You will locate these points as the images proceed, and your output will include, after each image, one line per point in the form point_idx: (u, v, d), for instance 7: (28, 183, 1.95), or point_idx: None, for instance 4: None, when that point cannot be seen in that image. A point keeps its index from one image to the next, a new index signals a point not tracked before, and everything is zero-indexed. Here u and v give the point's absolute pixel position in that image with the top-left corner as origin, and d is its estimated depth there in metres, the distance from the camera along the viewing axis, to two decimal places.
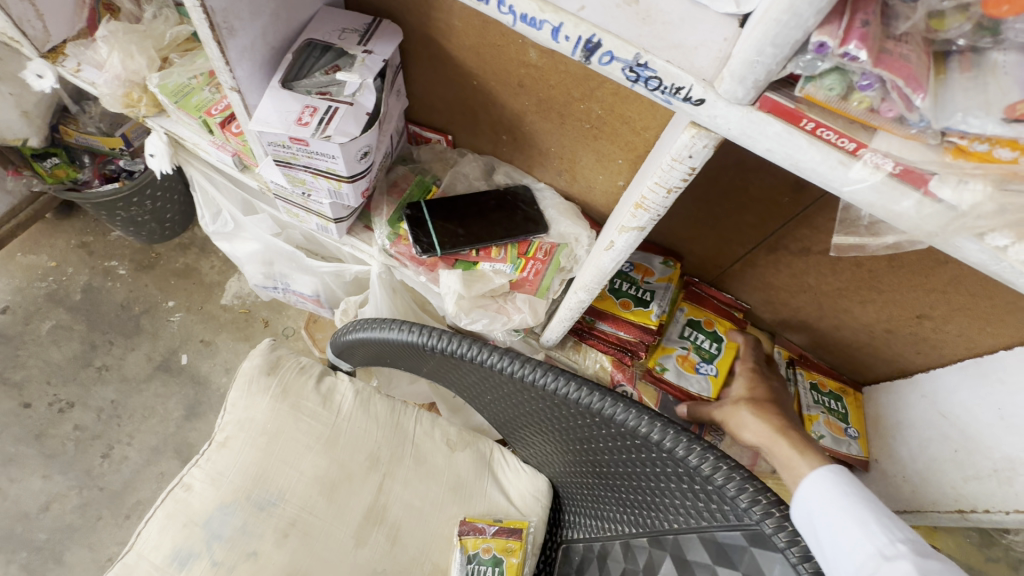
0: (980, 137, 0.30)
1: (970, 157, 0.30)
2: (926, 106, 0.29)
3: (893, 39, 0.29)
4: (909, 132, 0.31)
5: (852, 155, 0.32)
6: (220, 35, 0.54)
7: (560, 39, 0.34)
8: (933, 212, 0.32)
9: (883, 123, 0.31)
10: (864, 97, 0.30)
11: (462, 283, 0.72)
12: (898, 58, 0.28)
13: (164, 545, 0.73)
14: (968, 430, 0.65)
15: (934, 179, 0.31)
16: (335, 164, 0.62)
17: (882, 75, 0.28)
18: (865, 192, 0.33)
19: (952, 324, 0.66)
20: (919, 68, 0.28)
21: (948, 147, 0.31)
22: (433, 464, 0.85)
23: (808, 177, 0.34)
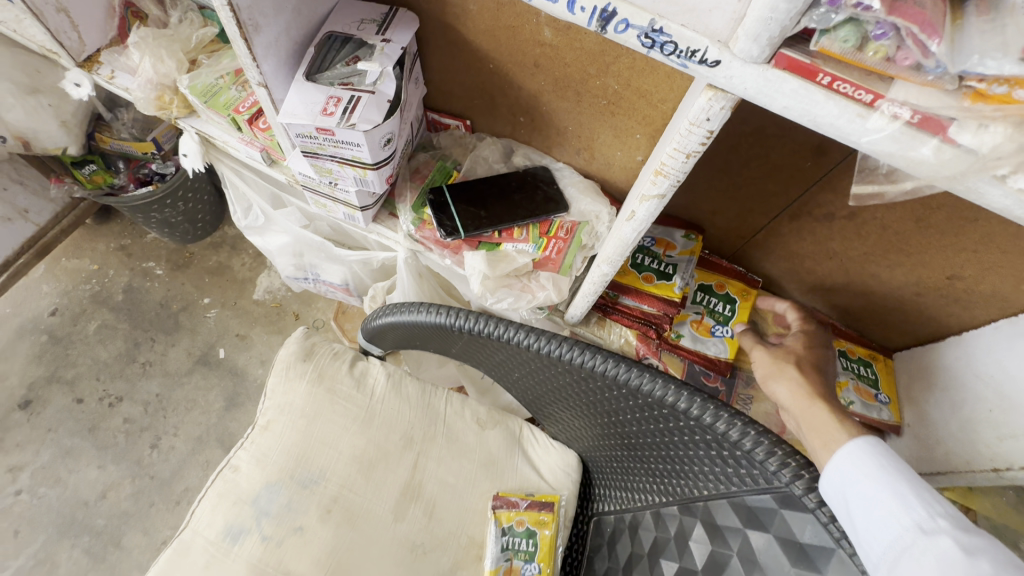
0: (999, 80, 0.29)
1: (989, 100, 0.30)
2: (942, 51, 0.29)
3: None
4: (925, 79, 0.31)
5: (869, 106, 0.32)
6: (247, 32, 0.57)
7: (576, 11, 0.35)
8: (953, 156, 0.33)
9: (899, 72, 0.31)
10: (879, 46, 0.30)
11: (486, 263, 0.73)
12: (913, 5, 0.28)
13: (217, 522, 0.78)
14: (1003, 389, 0.63)
15: (954, 125, 0.32)
16: (359, 152, 0.64)
17: (897, 23, 0.29)
18: (885, 141, 0.33)
19: (985, 284, 0.65)
20: (933, 14, 0.29)
21: (964, 93, 0.31)
22: (465, 443, 0.88)
23: (827, 133, 0.35)
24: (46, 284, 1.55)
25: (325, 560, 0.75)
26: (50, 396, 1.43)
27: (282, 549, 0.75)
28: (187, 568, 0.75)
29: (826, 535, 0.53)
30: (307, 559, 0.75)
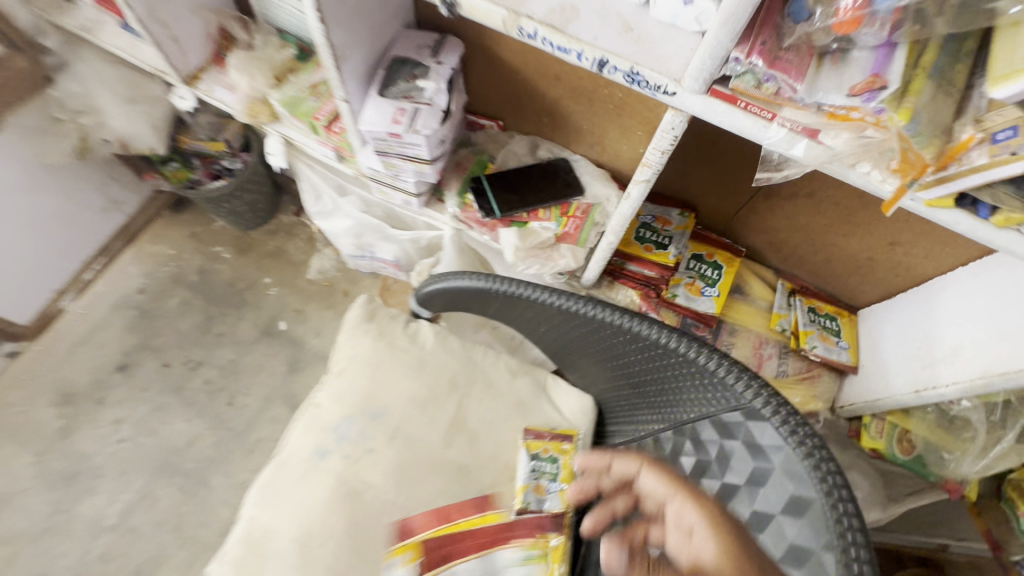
0: (841, 107, 0.55)
1: (838, 118, 0.56)
2: (803, 91, 0.55)
3: (784, 50, 0.54)
4: (799, 105, 0.57)
5: (769, 121, 0.58)
6: (338, 63, 0.75)
7: (581, 59, 0.52)
8: (819, 150, 0.60)
9: (784, 101, 0.56)
10: (768, 87, 0.56)
11: (518, 237, 0.91)
12: (784, 62, 0.54)
13: (306, 444, 0.99)
14: (931, 331, 0.74)
15: (821, 132, 0.58)
16: (420, 151, 0.82)
17: (777, 73, 0.53)
18: (777, 141, 0.60)
19: (919, 249, 0.76)
20: (797, 68, 0.54)
21: (825, 114, 0.56)
22: (500, 387, 1.07)
23: (742, 134, 0.61)
24: (132, 267, 1.78)
25: (392, 472, 0.96)
26: (142, 361, 1.68)
27: (358, 465, 0.96)
28: (286, 479, 0.96)
29: (777, 436, 0.69)
30: (379, 472, 0.95)
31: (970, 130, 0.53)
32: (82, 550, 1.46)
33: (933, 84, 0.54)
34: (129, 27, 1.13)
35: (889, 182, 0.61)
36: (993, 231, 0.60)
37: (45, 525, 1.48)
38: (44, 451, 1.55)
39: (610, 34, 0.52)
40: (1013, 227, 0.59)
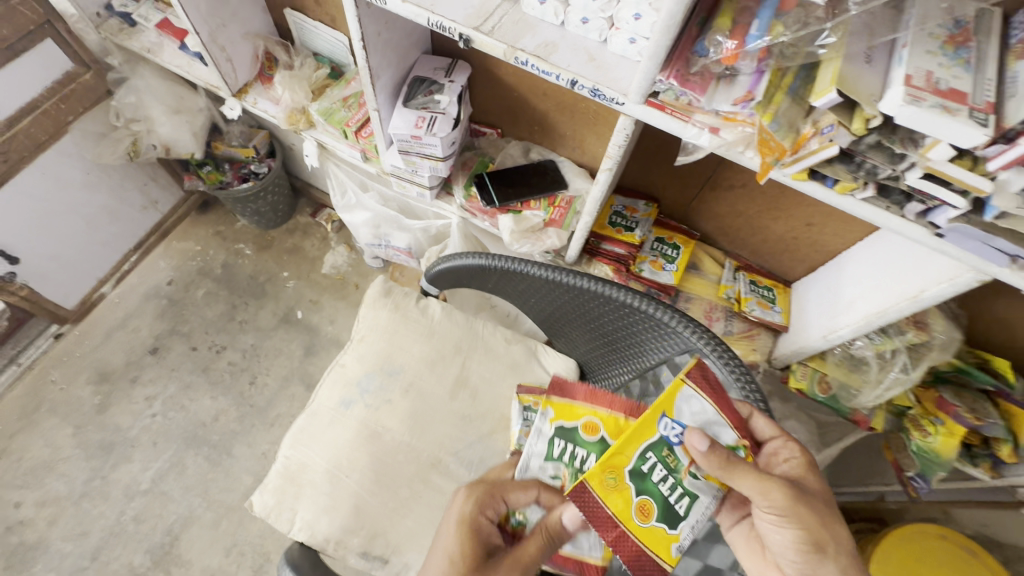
0: (733, 112, 0.64)
1: (730, 120, 0.65)
2: (705, 101, 0.65)
3: (691, 73, 0.65)
4: (704, 111, 0.66)
5: (685, 121, 0.68)
6: (373, 80, 0.96)
7: (559, 79, 0.73)
8: (719, 142, 0.68)
9: (694, 109, 0.66)
10: (682, 98, 0.66)
11: (513, 222, 1.11)
12: (691, 83, 0.64)
13: (334, 396, 1.17)
14: (836, 291, 0.95)
15: (722, 129, 0.67)
16: (435, 150, 1.03)
17: (689, 90, 0.65)
18: (693, 137, 0.69)
19: (829, 229, 0.96)
20: (701, 84, 0.65)
21: (722, 116, 0.65)
22: (497, 352, 1.26)
23: (669, 131, 0.71)
24: (163, 261, 1.96)
25: (406, 418, 1.14)
26: (172, 344, 1.85)
27: (378, 412, 1.14)
28: (317, 424, 1.14)
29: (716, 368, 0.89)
30: (395, 418, 1.14)
31: (809, 124, 0.61)
32: (118, 512, 1.61)
33: (789, 98, 0.62)
34: (186, 49, 1.34)
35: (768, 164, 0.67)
36: (838, 200, 0.66)
37: (84, 489, 1.63)
38: (83, 423, 1.71)
39: (579, 63, 0.73)
40: (851, 194, 0.65)
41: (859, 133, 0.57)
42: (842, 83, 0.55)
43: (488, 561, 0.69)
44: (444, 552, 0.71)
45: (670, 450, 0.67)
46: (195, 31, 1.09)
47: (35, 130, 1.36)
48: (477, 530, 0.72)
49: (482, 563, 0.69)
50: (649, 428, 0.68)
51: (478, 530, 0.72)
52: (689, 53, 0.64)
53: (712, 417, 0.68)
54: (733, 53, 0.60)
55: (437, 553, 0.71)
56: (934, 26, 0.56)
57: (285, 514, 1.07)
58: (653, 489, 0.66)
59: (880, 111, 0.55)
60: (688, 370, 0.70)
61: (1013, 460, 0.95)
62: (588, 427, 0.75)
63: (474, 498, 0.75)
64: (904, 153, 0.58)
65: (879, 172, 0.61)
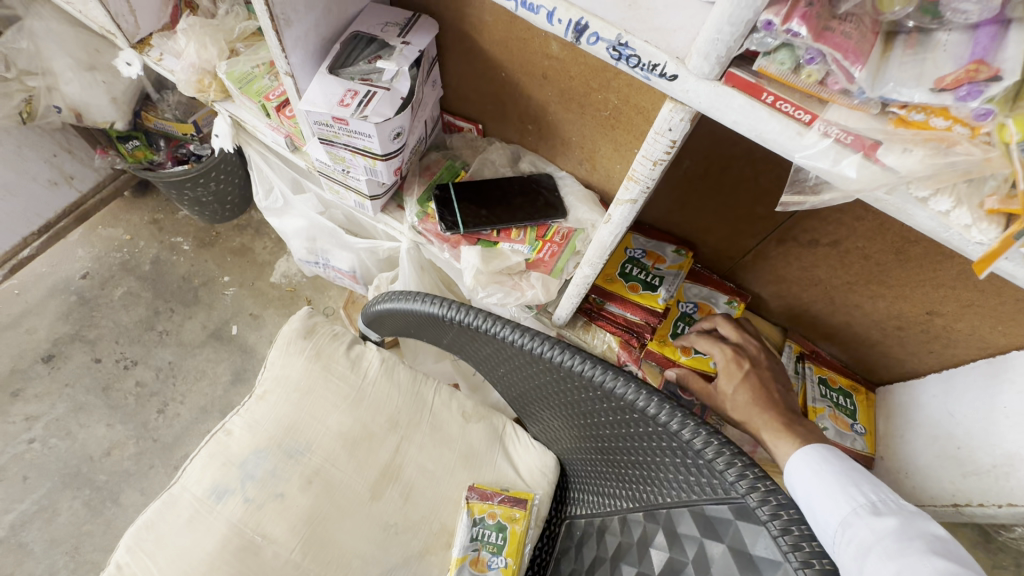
0: (916, 107, 0.32)
1: (909, 126, 0.33)
2: (863, 78, 0.32)
3: (838, 18, 0.32)
4: (852, 103, 0.33)
5: (807, 126, 0.35)
6: (279, 25, 0.62)
7: (554, 22, 0.39)
8: (880, 177, 0.35)
9: (831, 95, 0.34)
10: (811, 71, 0.33)
11: (480, 259, 0.76)
12: (839, 36, 0.31)
13: (205, 479, 0.82)
14: (973, 428, 0.60)
15: (882, 146, 0.34)
16: (370, 143, 0.68)
17: (825, 50, 0.31)
18: (817, 158, 0.36)
19: (964, 322, 0.62)
20: (860, 44, 0.31)
21: (889, 118, 0.34)
22: (447, 433, 0.91)
23: (771, 149, 0.38)
24: (80, 249, 1.63)
25: (300, 525, 0.79)
26: (72, 353, 1.51)
27: (261, 512, 0.79)
28: (173, 521, 0.79)
29: (777, 550, 0.51)
30: (285, 524, 0.79)
31: None
32: None
33: None
34: None
35: (977, 231, 0.35)
36: None
37: None
38: None
39: None
40: None
41: None
42: None
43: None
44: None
45: (691, 317, 0.78)
46: None
47: None
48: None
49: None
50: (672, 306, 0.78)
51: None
52: None
53: (710, 295, 0.79)
54: None
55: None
56: None
57: None
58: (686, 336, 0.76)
59: None
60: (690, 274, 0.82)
61: None
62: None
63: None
64: None
65: None
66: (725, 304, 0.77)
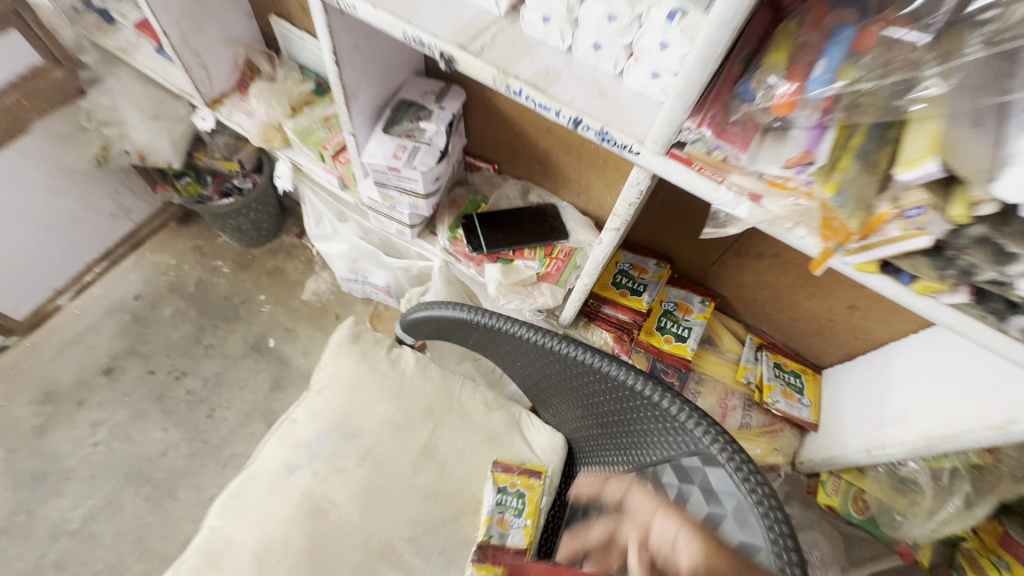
0: (782, 176, 0.49)
1: (778, 187, 0.49)
2: (747, 158, 0.50)
3: (730, 121, 0.50)
4: (745, 172, 0.51)
5: (719, 183, 0.53)
6: (349, 100, 0.82)
7: (558, 116, 0.57)
8: (762, 214, 0.53)
9: (731, 167, 0.51)
10: (717, 153, 0.51)
11: (501, 272, 0.95)
12: (731, 134, 0.49)
13: (278, 458, 1.00)
14: (885, 393, 0.77)
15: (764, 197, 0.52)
16: (415, 185, 0.88)
17: (723, 143, 0.50)
18: (727, 203, 0.54)
19: (876, 313, 0.80)
20: (743, 137, 0.49)
21: (767, 181, 0.50)
22: (474, 418, 1.09)
23: (698, 196, 0.56)
24: (132, 273, 1.82)
25: (358, 492, 0.97)
26: (129, 366, 1.69)
27: (325, 483, 0.97)
28: (254, 491, 0.97)
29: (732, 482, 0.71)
30: (346, 492, 0.97)
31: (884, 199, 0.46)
32: (40, 554, 1.43)
33: (861, 162, 0.45)
34: (162, 52, 1.22)
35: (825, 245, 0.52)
36: (914, 301, 0.50)
37: (5, 524, 1.45)
38: (18, 447, 1.54)
39: (586, 98, 0.57)
40: (934, 296, 0.49)
41: (960, 221, 0.42)
42: (944, 151, 0.40)
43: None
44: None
45: (672, 315, 0.96)
46: (162, 32, 0.97)
47: None
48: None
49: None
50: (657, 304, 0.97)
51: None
52: (726, 96, 0.50)
53: (687, 296, 0.98)
54: (785, 100, 0.45)
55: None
56: None
57: None
58: (668, 329, 0.95)
59: (994, 195, 0.40)
60: (671, 279, 1.01)
61: None
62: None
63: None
64: (1019, 253, 0.42)
65: (976, 274, 0.45)
66: (699, 303, 0.97)
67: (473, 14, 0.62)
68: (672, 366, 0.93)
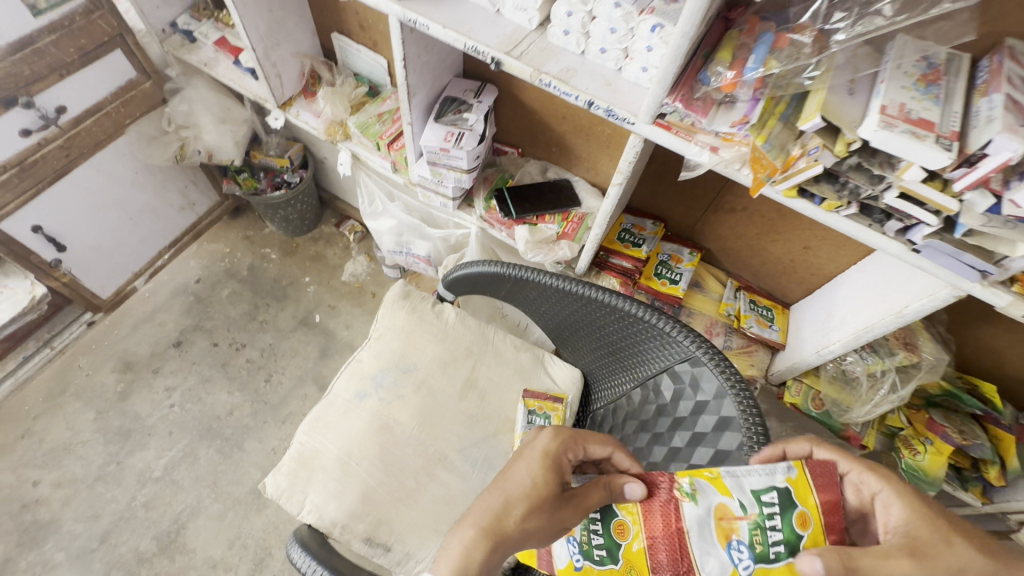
0: (730, 133, 0.72)
1: (728, 140, 0.73)
2: (707, 122, 0.72)
3: (695, 97, 0.73)
4: (706, 131, 0.74)
5: (689, 141, 0.76)
6: (410, 96, 1.06)
7: (577, 100, 0.81)
8: (719, 161, 0.75)
9: (696, 129, 0.74)
10: (687, 120, 0.75)
11: (528, 233, 1.18)
12: (694, 106, 0.72)
13: (349, 389, 1.23)
14: (829, 310, 1.00)
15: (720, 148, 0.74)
16: (460, 162, 1.11)
17: (689, 112, 0.73)
18: (695, 155, 0.76)
19: (825, 251, 1.03)
20: (703, 108, 0.72)
21: (721, 137, 0.73)
22: (505, 358, 1.32)
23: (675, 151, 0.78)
24: (193, 260, 2.06)
25: (417, 413, 1.20)
26: (195, 340, 1.93)
27: (390, 406, 1.20)
28: (333, 413, 1.20)
29: (714, 373, 0.94)
30: (407, 413, 1.20)
31: (798, 147, 0.69)
32: (130, 496, 1.66)
33: (783, 123, 0.70)
34: (239, 64, 1.47)
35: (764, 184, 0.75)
36: (825, 217, 0.72)
37: (99, 472, 1.69)
38: (104, 409, 1.78)
39: (597, 87, 0.81)
40: (837, 212, 0.72)
41: (842, 155, 0.64)
42: (826, 110, 0.63)
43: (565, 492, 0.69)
44: (457, 548, 0.65)
45: (666, 263, 1.19)
46: (252, 48, 1.21)
47: (95, 130, 1.47)
48: (560, 464, 0.71)
49: (561, 496, 0.68)
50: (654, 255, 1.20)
51: (560, 467, 0.71)
52: (693, 81, 0.73)
53: (678, 248, 1.21)
54: (729, 81, 0.68)
55: (519, 473, 0.69)
56: (910, 66, 0.65)
57: (296, 496, 1.12)
58: (664, 274, 1.18)
59: (860, 136, 0.62)
60: (666, 236, 1.24)
61: (999, 482, 0.98)
62: (800, 516, 0.59)
63: (561, 438, 0.73)
64: (883, 174, 0.65)
65: (861, 191, 0.68)
66: (688, 253, 1.20)
67: (512, 29, 0.86)
68: (667, 303, 1.16)
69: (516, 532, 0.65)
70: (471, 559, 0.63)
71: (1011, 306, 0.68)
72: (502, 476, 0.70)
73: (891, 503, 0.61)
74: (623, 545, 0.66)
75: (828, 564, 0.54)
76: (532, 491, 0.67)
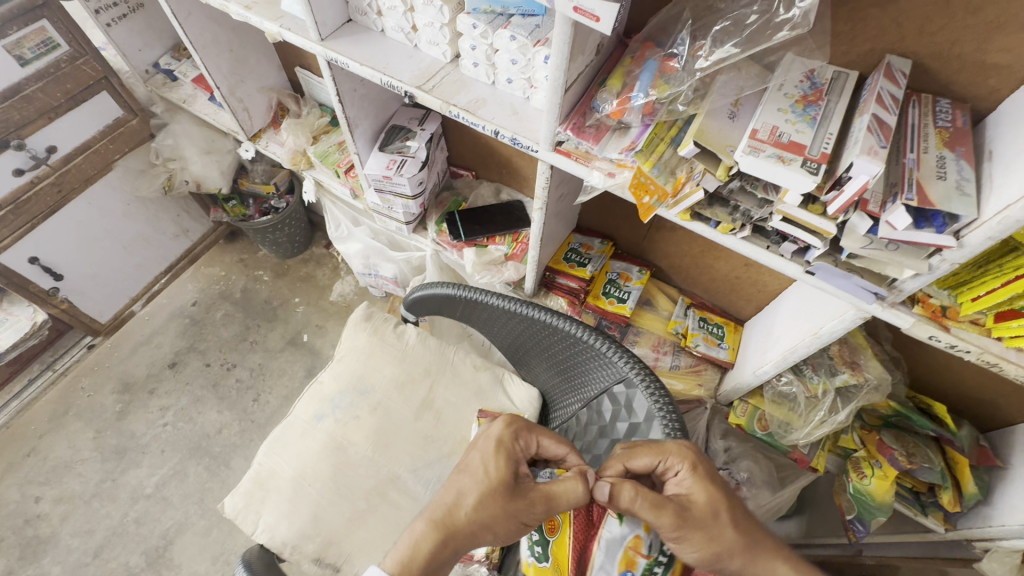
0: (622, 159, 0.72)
1: (622, 166, 0.72)
2: (598, 149, 0.73)
3: (588, 124, 0.74)
4: (599, 158, 0.74)
5: (587, 167, 0.76)
6: (351, 128, 1.09)
7: (485, 129, 0.82)
8: (612, 185, 0.74)
9: (591, 155, 0.75)
10: (582, 147, 0.75)
11: (475, 255, 1.21)
12: (586, 134, 0.74)
13: (308, 410, 1.26)
14: (769, 329, 0.98)
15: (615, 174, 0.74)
16: (404, 188, 1.14)
17: (581, 139, 0.74)
18: (593, 181, 0.76)
19: (765, 268, 1.01)
20: (595, 135, 0.73)
21: (615, 164, 0.73)
22: (463, 377, 1.33)
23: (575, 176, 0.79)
24: (190, 283, 2.17)
25: (371, 434, 1.22)
26: (189, 360, 2.01)
27: (346, 427, 1.23)
28: (291, 435, 1.23)
29: (645, 396, 0.94)
30: (362, 433, 1.22)
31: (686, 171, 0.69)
32: (123, 513, 1.73)
33: (673, 149, 0.70)
34: (213, 100, 1.58)
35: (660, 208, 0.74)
36: (722, 239, 0.72)
37: (96, 489, 1.77)
38: (103, 428, 1.87)
39: (504, 116, 0.82)
40: (733, 234, 0.71)
41: (723, 180, 0.64)
42: (699, 134, 0.63)
43: (521, 483, 0.70)
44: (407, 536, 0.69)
45: (614, 281, 1.19)
46: (216, 85, 1.27)
47: (85, 166, 1.57)
48: (515, 453, 0.73)
49: (515, 484, 0.70)
50: (602, 274, 1.20)
51: (514, 455, 0.73)
52: (588, 108, 0.74)
53: (627, 266, 1.21)
54: (615, 108, 0.69)
55: (472, 459, 0.73)
56: (791, 87, 0.63)
57: (250, 517, 1.16)
58: (612, 292, 1.17)
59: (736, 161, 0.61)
60: (614, 253, 1.24)
61: (954, 508, 0.93)
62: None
63: (512, 426, 0.75)
64: (769, 197, 0.64)
65: (752, 214, 0.68)
66: (637, 271, 1.19)
67: (428, 63, 0.89)
68: (614, 321, 1.16)
69: (465, 525, 0.67)
70: (419, 545, 0.67)
71: (915, 327, 0.65)
72: (457, 466, 0.73)
73: (682, 470, 0.69)
74: (554, 543, 0.76)
75: (620, 493, 0.66)
76: (485, 477, 0.70)
